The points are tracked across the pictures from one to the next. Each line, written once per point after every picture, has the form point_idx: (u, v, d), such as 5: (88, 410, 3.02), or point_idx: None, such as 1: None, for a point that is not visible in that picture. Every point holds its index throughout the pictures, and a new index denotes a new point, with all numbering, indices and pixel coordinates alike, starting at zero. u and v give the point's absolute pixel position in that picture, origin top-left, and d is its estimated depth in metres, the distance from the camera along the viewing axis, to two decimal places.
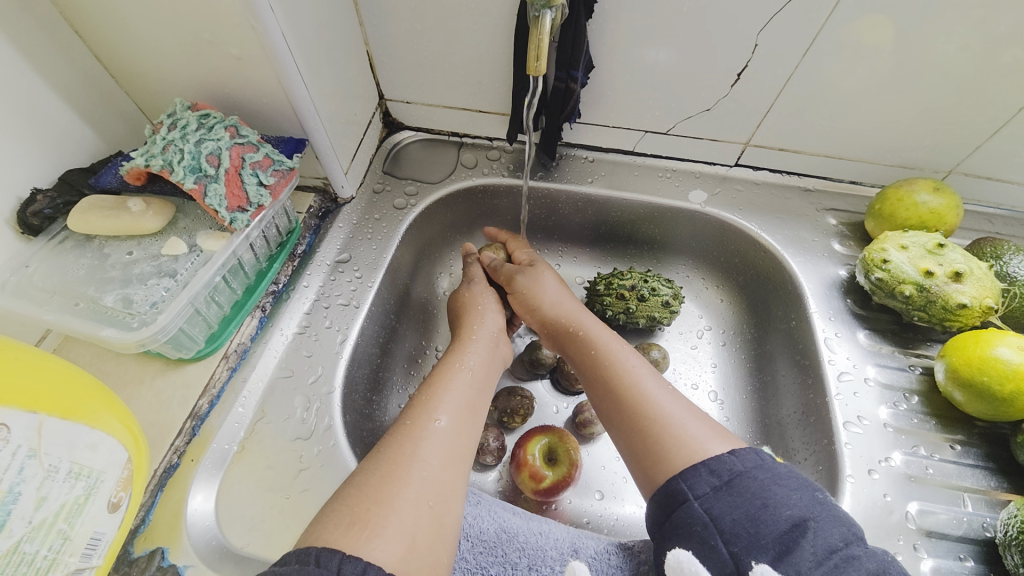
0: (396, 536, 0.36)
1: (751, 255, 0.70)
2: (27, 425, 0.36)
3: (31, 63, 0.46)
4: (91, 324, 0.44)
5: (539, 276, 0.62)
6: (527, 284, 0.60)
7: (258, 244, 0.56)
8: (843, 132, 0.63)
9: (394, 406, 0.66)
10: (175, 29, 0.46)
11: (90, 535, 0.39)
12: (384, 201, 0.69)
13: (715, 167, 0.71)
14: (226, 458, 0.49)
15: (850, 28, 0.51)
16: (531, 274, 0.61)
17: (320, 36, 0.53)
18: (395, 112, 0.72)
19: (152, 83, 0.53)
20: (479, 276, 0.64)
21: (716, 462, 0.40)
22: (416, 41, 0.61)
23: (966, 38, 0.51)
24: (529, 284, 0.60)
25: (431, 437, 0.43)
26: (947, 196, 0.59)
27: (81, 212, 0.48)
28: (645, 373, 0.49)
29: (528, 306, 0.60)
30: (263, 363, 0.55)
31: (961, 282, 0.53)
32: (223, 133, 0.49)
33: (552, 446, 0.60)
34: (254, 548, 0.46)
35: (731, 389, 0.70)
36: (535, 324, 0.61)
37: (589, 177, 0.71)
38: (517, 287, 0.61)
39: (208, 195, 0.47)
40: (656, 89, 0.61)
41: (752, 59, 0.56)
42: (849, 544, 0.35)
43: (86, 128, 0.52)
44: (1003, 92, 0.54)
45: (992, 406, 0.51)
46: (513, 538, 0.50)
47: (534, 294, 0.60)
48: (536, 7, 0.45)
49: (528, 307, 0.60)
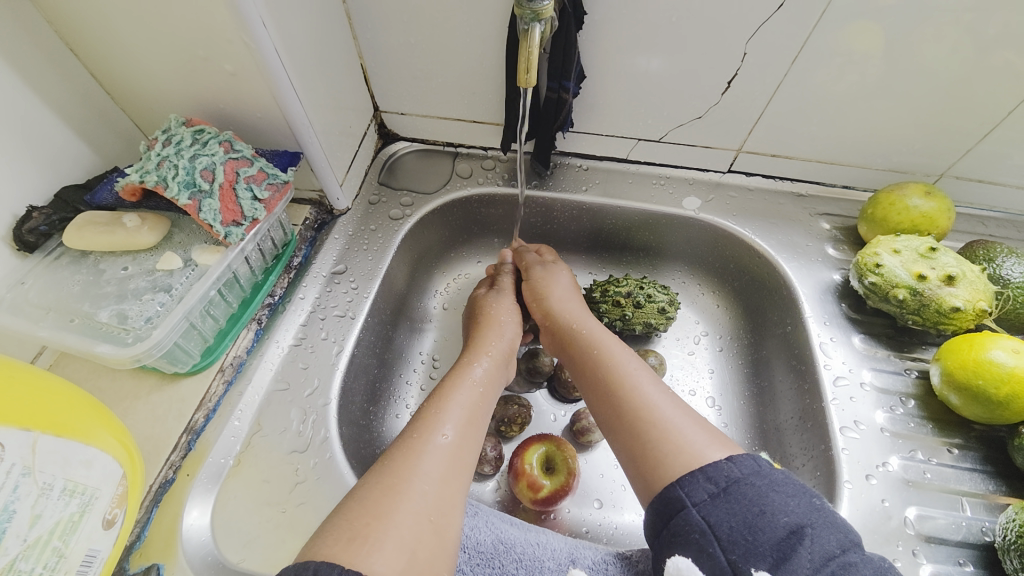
0: (396, 550, 0.36)
1: (746, 260, 0.70)
2: (21, 443, 0.36)
3: (27, 82, 0.46)
4: (86, 340, 0.44)
5: (541, 283, 0.63)
6: (541, 275, 0.64)
7: (253, 257, 0.56)
8: (834, 138, 0.63)
9: (393, 416, 0.66)
10: (170, 46, 0.47)
11: (85, 552, 0.39)
12: (379, 212, 0.69)
13: (709, 174, 0.71)
14: (222, 472, 0.49)
15: (837, 36, 0.52)
16: (542, 272, 0.64)
17: (313, 50, 0.53)
18: (390, 124, 0.72)
19: (146, 99, 0.54)
20: (496, 285, 0.65)
21: (713, 469, 0.40)
22: (410, 53, 0.61)
23: (954, 42, 0.51)
24: (543, 277, 0.63)
25: (433, 451, 0.43)
26: (939, 199, 0.59)
27: (77, 228, 0.48)
28: (646, 377, 0.49)
29: (536, 295, 0.62)
30: (259, 376, 0.55)
31: (954, 286, 0.54)
32: (217, 148, 0.50)
33: (550, 455, 0.60)
34: (251, 564, 0.45)
35: (729, 394, 0.70)
36: (539, 314, 0.61)
37: (583, 185, 0.71)
38: (533, 276, 0.64)
39: (202, 210, 0.48)
40: (648, 98, 0.62)
41: (741, 67, 0.57)
42: (846, 551, 0.35)
43: (81, 145, 0.52)
44: (993, 96, 0.55)
45: (989, 409, 0.51)
46: (510, 550, 0.50)
47: (545, 285, 0.62)
48: (525, 20, 0.46)
49: (536, 296, 0.62)
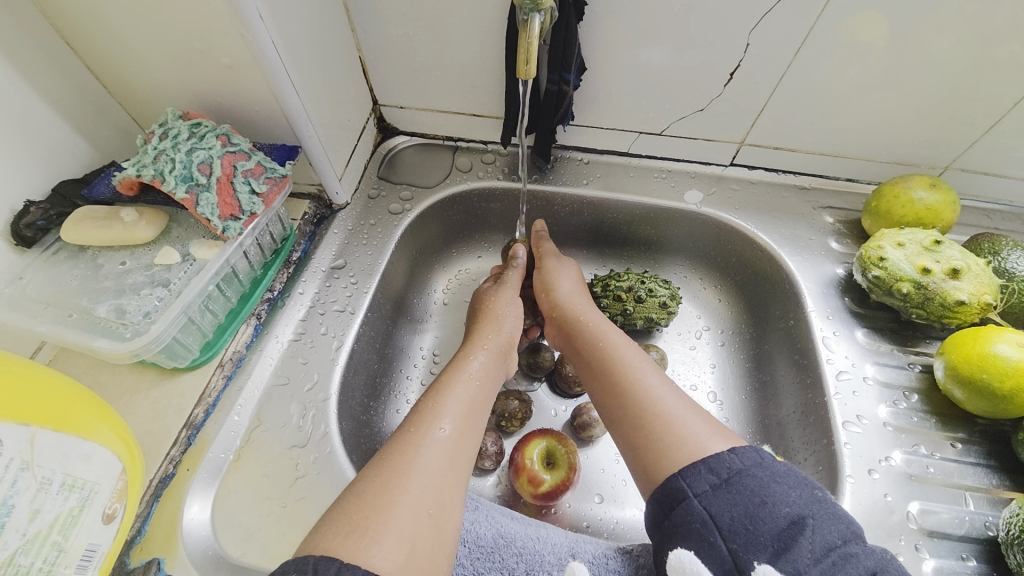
0: (395, 544, 0.36)
1: (749, 254, 0.69)
2: (19, 438, 0.35)
3: (23, 76, 0.46)
4: (84, 334, 0.44)
5: (554, 270, 0.63)
6: (553, 264, 0.63)
7: (252, 252, 0.56)
8: (837, 130, 0.62)
9: (393, 411, 0.66)
10: (166, 38, 0.47)
11: (85, 546, 0.39)
12: (379, 206, 0.68)
13: (711, 167, 0.71)
14: (222, 467, 0.49)
15: (842, 27, 0.51)
16: (561, 261, 0.65)
17: (311, 43, 0.53)
18: (389, 118, 0.72)
19: (143, 92, 0.53)
20: (513, 281, 0.64)
21: (715, 460, 0.40)
22: (409, 46, 0.61)
23: (961, 33, 0.50)
24: (556, 267, 0.63)
25: (432, 445, 0.43)
26: (944, 192, 0.59)
27: (74, 222, 0.48)
28: (649, 370, 0.49)
29: (545, 285, 0.62)
30: (259, 371, 0.54)
31: (959, 279, 0.53)
32: (215, 141, 0.49)
33: (551, 450, 0.60)
34: (251, 558, 0.45)
35: (730, 389, 0.69)
36: (546, 306, 0.61)
37: (584, 179, 0.71)
38: (545, 265, 0.64)
39: (199, 205, 0.47)
40: (650, 90, 0.61)
41: (744, 58, 0.56)
42: (848, 541, 0.35)
43: (78, 139, 0.52)
44: (998, 87, 0.54)
45: (993, 403, 0.50)
46: (511, 544, 0.50)
47: (554, 276, 0.62)
48: (524, 10, 0.45)
49: (545, 285, 0.62)
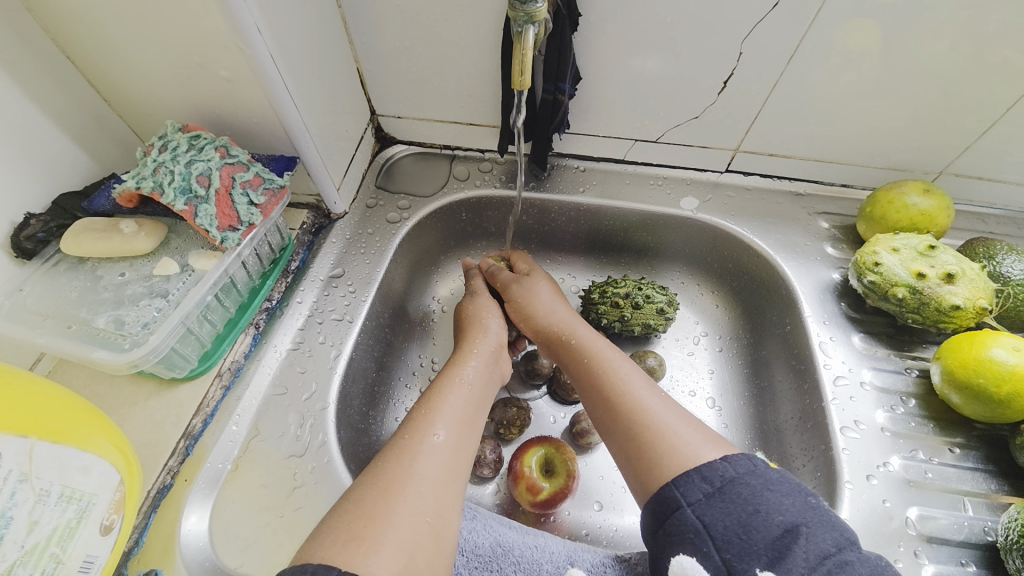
0: (395, 552, 0.36)
1: (745, 260, 0.69)
2: (18, 450, 0.36)
3: (24, 90, 0.47)
4: (83, 346, 0.44)
5: (526, 293, 0.61)
6: (521, 289, 0.62)
7: (250, 262, 0.56)
8: (831, 137, 0.63)
9: (392, 419, 0.66)
10: (166, 53, 0.47)
11: (82, 558, 0.39)
12: (377, 215, 0.69)
13: (707, 174, 0.71)
14: (220, 476, 0.50)
15: (834, 35, 0.52)
16: (526, 284, 0.62)
17: (309, 54, 0.53)
18: (387, 127, 0.72)
19: (142, 105, 0.54)
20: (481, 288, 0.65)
21: (708, 468, 0.40)
22: (406, 57, 0.61)
23: (952, 40, 0.51)
24: (524, 292, 0.61)
25: (429, 452, 0.43)
26: (938, 197, 0.59)
27: (74, 234, 0.48)
28: (639, 380, 0.49)
29: (520, 307, 0.61)
30: (258, 379, 0.55)
31: (954, 284, 0.53)
32: (213, 153, 0.50)
33: (549, 457, 0.60)
34: (249, 568, 0.46)
35: (729, 395, 0.69)
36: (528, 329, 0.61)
37: (580, 187, 0.71)
38: (513, 293, 0.62)
39: (198, 216, 0.48)
40: (645, 99, 0.62)
41: (737, 67, 0.56)
42: (842, 549, 0.35)
43: (78, 152, 0.53)
44: (990, 93, 0.55)
45: (990, 407, 0.50)
46: (508, 553, 0.50)
47: (528, 301, 0.61)
48: (519, 22, 0.45)
49: (522, 315, 0.61)
